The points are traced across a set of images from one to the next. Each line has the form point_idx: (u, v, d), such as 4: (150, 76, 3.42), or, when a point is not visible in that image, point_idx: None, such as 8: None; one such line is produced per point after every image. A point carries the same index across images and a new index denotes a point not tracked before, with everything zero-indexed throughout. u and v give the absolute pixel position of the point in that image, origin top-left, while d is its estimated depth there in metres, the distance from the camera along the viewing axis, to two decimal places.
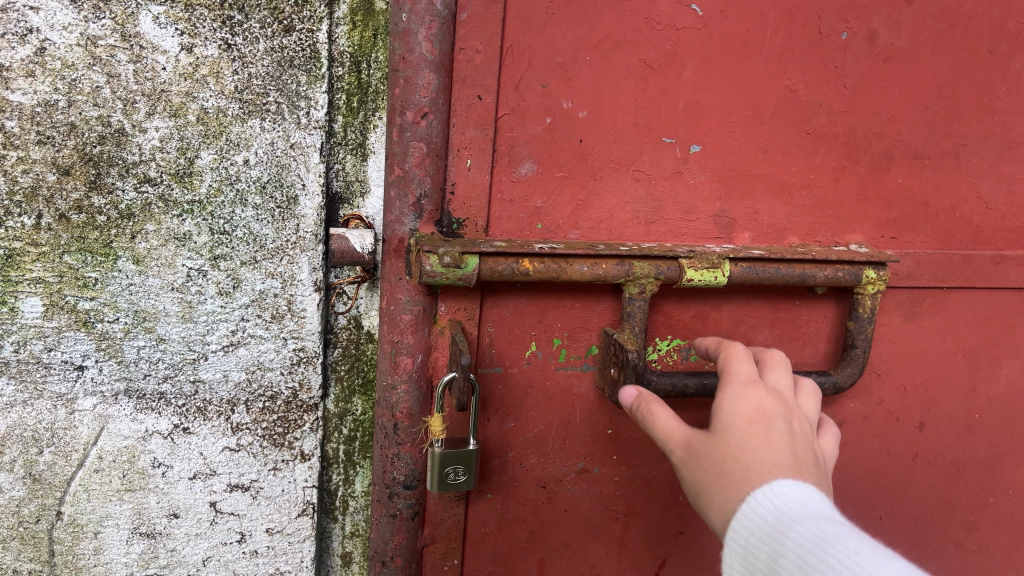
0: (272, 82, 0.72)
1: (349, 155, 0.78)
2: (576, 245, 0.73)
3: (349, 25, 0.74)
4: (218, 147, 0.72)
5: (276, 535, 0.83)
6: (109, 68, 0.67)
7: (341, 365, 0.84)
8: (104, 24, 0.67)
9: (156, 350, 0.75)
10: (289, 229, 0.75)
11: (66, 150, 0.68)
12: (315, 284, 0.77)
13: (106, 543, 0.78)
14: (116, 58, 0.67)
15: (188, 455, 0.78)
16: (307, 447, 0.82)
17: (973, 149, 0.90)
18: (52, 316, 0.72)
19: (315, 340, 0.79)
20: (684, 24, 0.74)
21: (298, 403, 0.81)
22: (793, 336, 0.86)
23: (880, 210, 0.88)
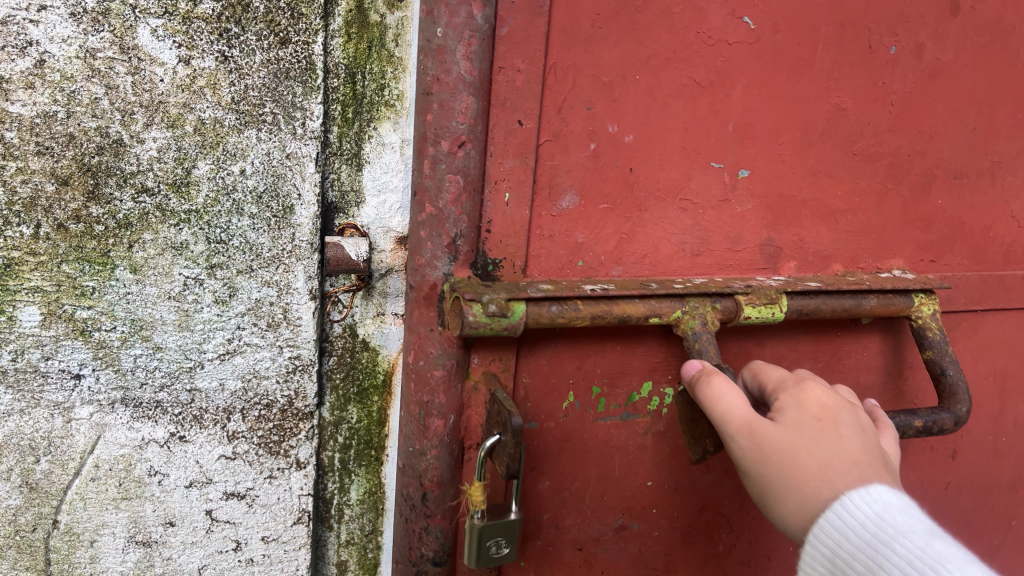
0: (269, 94, 0.68)
1: (344, 165, 0.74)
2: (627, 285, 0.68)
3: (344, 37, 0.71)
4: (215, 157, 0.67)
5: (272, 543, 0.80)
6: (108, 80, 0.63)
7: (336, 373, 0.80)
8: (103, 36, 0.62)
9: (153, 359, 0.70)
10: (284, 238, 0.71)
11: (65, 160, 0.63)
12: (311, 292, 0.74)
13: (103, 551, 0.74)
14: (115, 70, 0.63)
15: (184, 463, 0.74)
16: (302, 455, 0.78)
17: (1006, 166, 0.87)
18: (50, 325, 0.67)
19: (311, 348, 0.75)
20: (736, 38, 0.69)
21: (293, 412, 0.76)
22: (834, 369, 0.82)
23: (920, 234, 0.84)
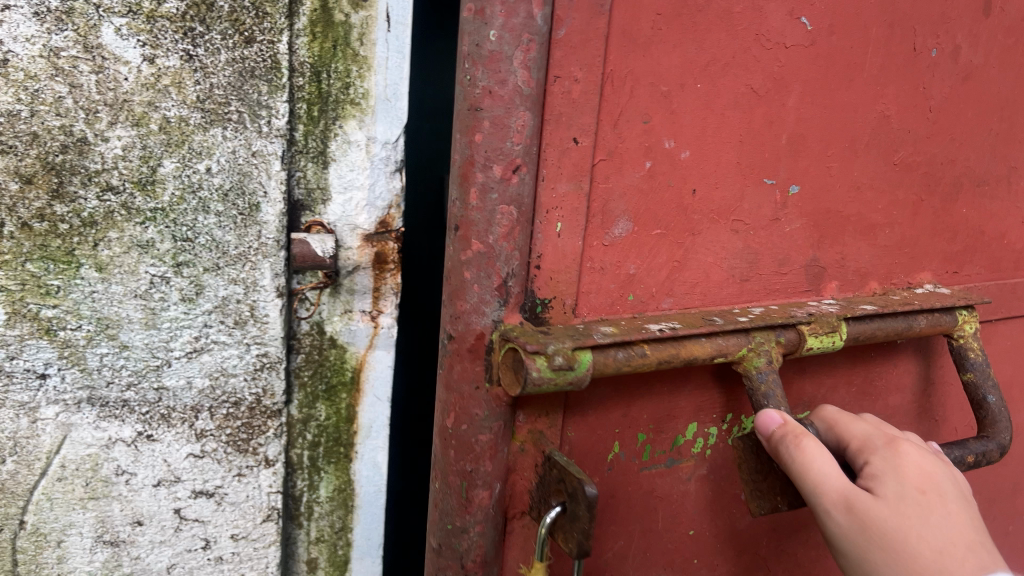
0: (234, 92, 0.62)
1: (310, 162, 0.68)
2: (690, 321, 0.66)
3: (309, 37, 0.65)
4: (180, 156, 0.61)
5: (242, 540, 0.73)
6: (72, 79, 0.57)
7: (305, 372, 0.74)
8: (68, 36, 0.56)
9: (119, 359, 0.65)
10: (251, 234, 0.65)
11: (28, 160, 0.57)
12: (278, 289, 0.67)
13: (70, 552, 0.68)
14: (79, 69, 0.57)
15: (153, 462, 0.68)
16: (272, 453, 0.72)
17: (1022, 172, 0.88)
18: (14, 323, 0.61)
19: (279, 345, 0.69)
20: (794, 41, 0.67)
21: (262, 410, 0.70)
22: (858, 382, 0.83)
23: (943, 244, 0.84)
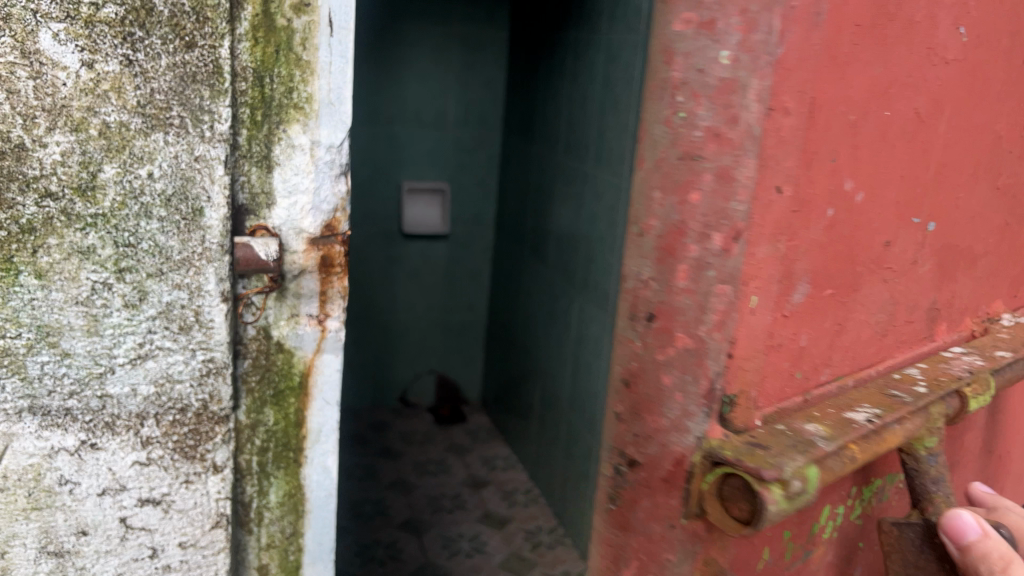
0: (174, 98, 1.03)
1: (254, 166, 1.14)
2: (891, 407, 0.74)
3: (251, 43, 1.08)
4: (119, 161, 1.03)
5: (189, 549, 1.22)
6: (11, 85, 0.96)
7: (251, 376, 1.21)
8: (6, 40, 0.95)
9: (60, 364, 1.07)
10: (194, 239, 1.08)
11: None
12: (223, 294, 1.12)
13: (15, 562, 1.14)
14: (17, 75, 0.96)
15: (96, 472, 1.13)
16: (217, 459, 1.19)
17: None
18: None
19: (220, 351, 1.14)
20: (946, 56, 0.78)
21: (209, 414, 1.16)
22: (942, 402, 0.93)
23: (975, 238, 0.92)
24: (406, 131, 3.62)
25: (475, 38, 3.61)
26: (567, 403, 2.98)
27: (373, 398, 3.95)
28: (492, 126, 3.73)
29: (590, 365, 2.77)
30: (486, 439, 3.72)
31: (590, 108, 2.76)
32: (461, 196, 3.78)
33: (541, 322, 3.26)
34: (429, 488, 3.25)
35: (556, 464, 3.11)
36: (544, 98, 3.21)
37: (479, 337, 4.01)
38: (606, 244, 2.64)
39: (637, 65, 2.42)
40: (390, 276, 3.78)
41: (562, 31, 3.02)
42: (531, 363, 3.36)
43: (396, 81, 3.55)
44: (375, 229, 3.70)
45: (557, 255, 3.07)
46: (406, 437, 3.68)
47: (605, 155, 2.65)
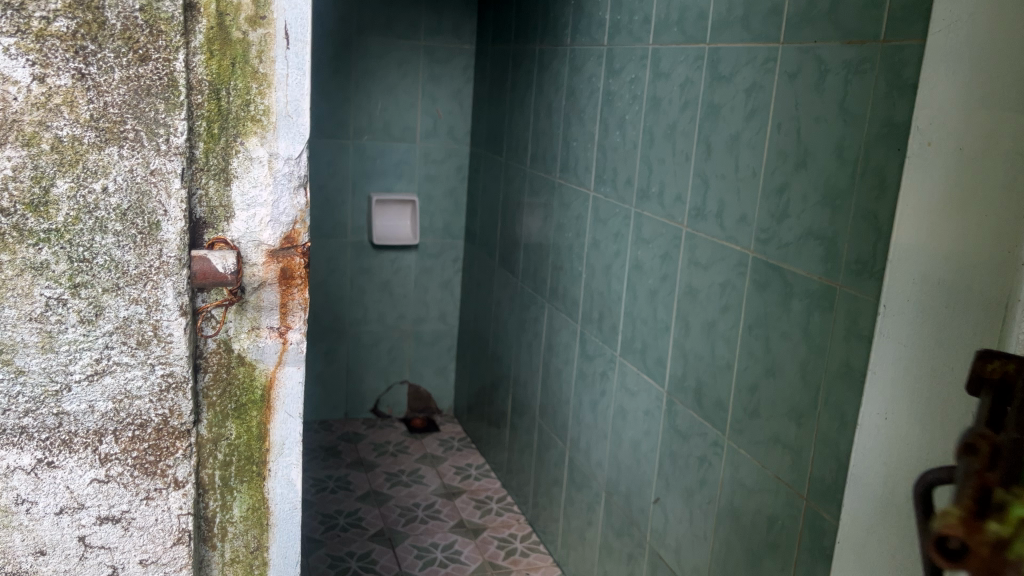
0: (130, 110, 1.00)
1: (212, 180, 1.08)
2: None
3: (206, 55, 1.04)
4: (73, 176, 1.00)
5: (151, 565, 1.15)
6: None
7: (211, 389, 1.14)
8: None
9: (14, 382, 1.02)
10: (151, 253, 1.04)
11: None
12: (181, 307, 1.07)
13: None
14: None
15: (54, 490, 1.07)
16: (179, 474, 1.13)
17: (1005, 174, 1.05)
18: None
19: (180, 364, 1.09)
20: None
21: (169, 429, 1.10)
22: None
23: None
24: (374, 143, 3.63)
25: (441, 51, 3.62)
26: (538, 411, 2.98)
27: (346, 409, 3.90)
28: (458, 138, 3.74)
29: (560, 372, 2.77)
30: (458, 449, 3.70)
31: (555, 118, 2.78)
32: (430, 206, 3.78)
33: (510, 332, 3.25)
34: (402, 498, 3.24)
35: (528, 471, 3.11)
36: (510, 109, 3.23)
37: (450, 347, 4.00)
38: (574, 252, 2.65)
39: (601, 75, 2.45)
40: (360, 287, 3.78)
41: (526, 44, 3.04)
42: (502, 372, 3.36)
43: (364, 94, 3.56)
44: (345, 242, 3.69)
45: (526, 264, 3.08)
46: (378, 448, 3.67)
47: (571, 164, 2.67)
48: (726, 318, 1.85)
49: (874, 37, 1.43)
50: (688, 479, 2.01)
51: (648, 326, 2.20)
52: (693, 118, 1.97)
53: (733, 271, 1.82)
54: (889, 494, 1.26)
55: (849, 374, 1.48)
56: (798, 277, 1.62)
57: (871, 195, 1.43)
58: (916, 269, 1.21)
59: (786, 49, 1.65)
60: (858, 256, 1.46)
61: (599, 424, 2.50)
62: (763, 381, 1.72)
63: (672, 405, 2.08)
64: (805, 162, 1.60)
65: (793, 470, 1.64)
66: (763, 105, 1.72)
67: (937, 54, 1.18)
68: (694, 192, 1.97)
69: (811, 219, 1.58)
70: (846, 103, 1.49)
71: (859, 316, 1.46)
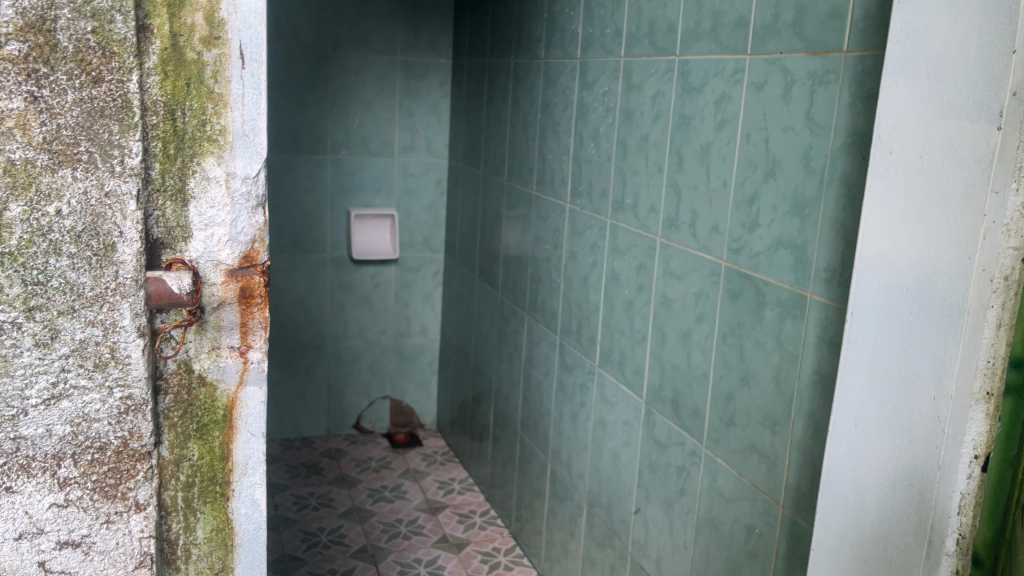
0: (83, 132, 1.05)
1: (170, 201, 1.13)
2: None
3: (161, 76, 1.09)
4: (26, 200, 1.03)
5: None
6: None
7: (173, 411, 1.19)
8: None
9: None
10: (107, 275, 1.09)
11: None
12: (138, 330, 1.12)
13: None
14: None
15: (13, 516, 1.10)
16: (141, 496, 1.17)
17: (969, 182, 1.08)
18: None
19: (138, 386, 1.14)
20: None
21: (129, 449, 1.15)
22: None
23: None
24: (352, 159, 3.63)
25: (418, 66, 3.63)
26: (520, 424, 2.98)
27: (329, 425, 3.88)
28: (437, 152, 3.74)
29: (540, 384, 2.78)
30: (441, 464, 3.69)
31: (531, 131, 2.80)
32: (409, 221, 3.77)
33: (491, 344, 3.25)
34: (385, 514, 3.22)
35: (511, 485, 3.10)
36: (487, 122, 3.24)
37: (432, 361, 3.98)
38: (552, 265, 2.65)
39: (575, 89, 2.46)
40: (340, 303, 3.77)
41: (501, 57, 3.05)
42: (484, 385, 3.36)
43: (341, 110, 3.56)
44: (324, 257, 3.69)
45: (505, 277, 3.08)
46: (361, 464, 3.65)
47: (548, 177, 2.68)
48: (700, 328, 1.86)
49: (837, 48, 1.45)
50: (667, 489, 2.01)
51: (625, 337, 2.21)
52: (664, 129, 1.99)
53: (706, 281, 1.84)
54: (861, 504, 1.26)
55: (820, 381, 1.50)
56: (769, 286, 1.63)
57: (838, 204, 1.45)
58: (880, 279, 1.21)
59: (753, 60, 1.67)
60: (827, 263, 1.48)
61: (579, 436, 2.50)
62: (737, 389, 1.73)
63: (650, 415, 2.09)
64: (773, 172, 1.61)
65: (770, 477, 1.64)
66: (731, 116, 1.74)
67: (896, 64, 1.17)
68: (667, 203, 1.99)
69: (780, 228, 1.60)
70: (811, 113, 1.51)
71: (829, 323, 1.47)
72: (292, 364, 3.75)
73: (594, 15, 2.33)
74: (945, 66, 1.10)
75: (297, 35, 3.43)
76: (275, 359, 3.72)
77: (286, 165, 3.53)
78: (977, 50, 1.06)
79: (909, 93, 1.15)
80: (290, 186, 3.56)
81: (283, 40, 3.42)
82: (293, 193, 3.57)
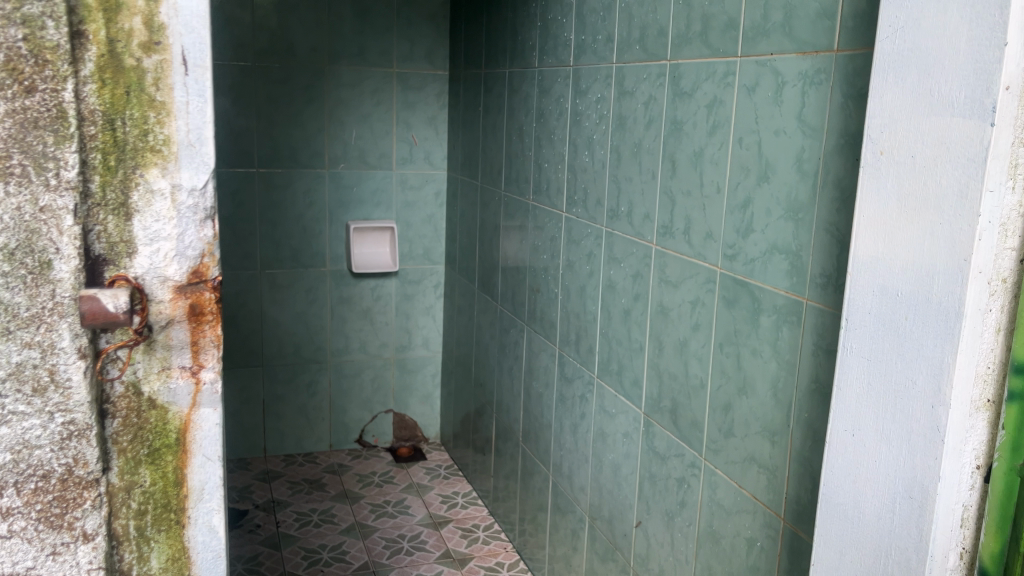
0: (17, 145, 1.03)
1: (111, 215, 1.10)
2: None
3: (99, 84, 1.07)
4: None
5: None
6: None
7: (122, 436, 1.15)
8: None
9: None
10: (45, 295, 1.07)
11: None
12: (78, 352, 1.09)
13: None
14: None
15: None
16: (88, 526, 1.13)
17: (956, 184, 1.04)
18: None
19: (81, 410, 1.10)
20: None
21: (75, 476, 1.11)
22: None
23: None
24: (350, 172, 3.61)
25: (414, 78, 3.61)
26: (521, 437, 2.94)
27: (331, 440, 3.85)
28: (436, 164, 3.72)
29: (541, 396, 2.73)
30: (445, 477, 3.64)
31: (527, 140, 2.77)
32: (409, 233, 3.75)
33: (492, 356, 3.21)
34: (387, 530, 3.18)
35: (514, 498, 3.06)
36: (484, 133, 3.21)
37: (435, 374, 3.95)
38: (549, 275, 2.62)
39: (568, 97, 2.44)
40: (340, 317, 3.74)
41: (496, 68, 3.03)
42: (486, 398, 3.32)
43: (337, 123, 3.55)
44: (323, 272, 3.66)
45: (504, 288, 3.04)
46: (364, 479, 3.61)
47: (544, 187, 2.65)
48: (697, 336, 1.82)
49: (828, 47, 1.42)
50: (668, 502, 1.97)
51: (623, 347, 2.17)
52: (658, 135, 1.96)
53: (702, 288, 1.80)
54: (861, 514, 1.21)
55: (818, 390, 1.45)
56: (765, 292, 1.59)
57: (831, 206, 1.41)
58: (876, 281, 1.17)
59: (744, 62, 1.64)
60: (822, 268, 1.43)
61: (579, 449, 2.45)
62: (735, 398, 1.69)
63: (649, 426, 2.04)
64: (766, 176, 1.58)
65: (770, 489, 1.60)
66: (724, 120, 1.70)
67: (885, 61, 1.14)
68: (662, 210, 1.95)
69: (775, 233, 1.56)
70: (803, 114, 1.48)
71: (826, 329, 1.43)
72: (293, 380, 3.72)
73: (586, 22, 2.31)
74: (933, 62, 1.07)
75: (292, 50, 3.42)
76: (276, 375, 3.69)
77: (284, 180, 3.52)
78: (968, 44, 1.02)
79: (898, 89, 1.12)
80: (289, 201, 3.54)
81: (278, 55, 3.40)
82: (291, 208, 3.55)
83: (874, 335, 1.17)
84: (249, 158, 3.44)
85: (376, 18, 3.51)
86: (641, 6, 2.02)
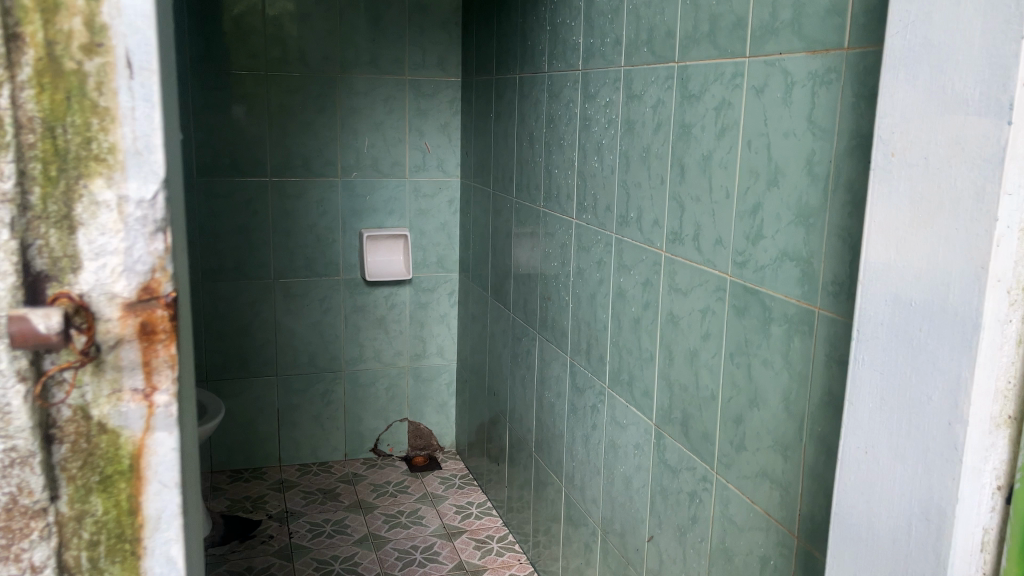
0: None
1: (52, 229, 0.82)
2: None
3: (34, 89, 0.78)
4: None
5: None
6: None
7: (71, 463, 0.86)
8: None
9: None
10: None
11: None
12: (19, 374, 0.81)
13: None
14: None
15: None
16: (36, 559, 0.86)
17: (970, 189, 0.98)
18: None
19: (25, 438, 0.83)
20: None
21: (20, 509, 0.84)
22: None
23: None
24: (363, 180, 3.59)
25: (427, 85, 3.58)
26: (534, 447, 2.89)
27: (347, 450, 3.83)
28: (449, 171, 3.68)
29: (553, 406, 2.68)
30: (460, 487, 3.60)
31: (537, 146, 2.73)
32: (423, 241, 3.72)
33: (506, 366, 3.17)
34: (401, 541, 3.14)
35: (528, 509, 3.00)
36: (496, 139, 3.17)
37: (449, 383, 3.91)
38: (560, 283, 2.57)
39: (578, 101, 2.39)
40: (354, 325, 3.72)
41: (507, 73, 2.99)
42: (500, 407, 3.27)
43: (350, 131, 3.53)
44: (337, 280, 3.64)
45: (517, 296, 3.00)
46: (378, 488, 3.57)
47: (554, 193, 2.60)
48: (708, 346, 1.76)
49: (838, 45, 1.36)
50: (680, 517, 1.91)
51: (633, 357, 2.11)
52: (666, 139, 1.91)
53: (712, 297, 1.74)
54: (876, 536, 1.15)
55: (831, 403, 1.39)
56: (775, 301, 1.53)
57: (843, 211, 1.35)
58: (889, 290, 1.11)
59: (752, 62, 1.58)
60: (834, 276, 1.37)
61: (592, 460, 2.40)
62: (747, 411, 1.63)
63: (661, 438, 1.99)
64: (775, 180, 1.52)
65: (783, 506, 1.53)
66: (732, 123, 1.65)
67: (895, 57, 1.08)
68: (671, 216, 1.90)
69: (785, 239, 1.50)
70: (813, 115, 1.42)
71: (838, 340, 1.37)
72: (307, 389, 3.70)
73: (594, 25, 2.26)
74: (946, 55, 1.00)
75: (304, 58, 3.41)
76: (291, 384, 3.68)
77: (297, 189, 3.50)
78: (982, 40, 0.96)
79: (910, 86, 1.06)
80: (302, 210, 3.53)
81: (290, 64, 3.39)
82: (304, 216, 3.54)
83: (884, 347, 1.11)
84: (261, 167, 3.43)
85: (388, 25, 3.49)
86: (648, 7, 1.97)
